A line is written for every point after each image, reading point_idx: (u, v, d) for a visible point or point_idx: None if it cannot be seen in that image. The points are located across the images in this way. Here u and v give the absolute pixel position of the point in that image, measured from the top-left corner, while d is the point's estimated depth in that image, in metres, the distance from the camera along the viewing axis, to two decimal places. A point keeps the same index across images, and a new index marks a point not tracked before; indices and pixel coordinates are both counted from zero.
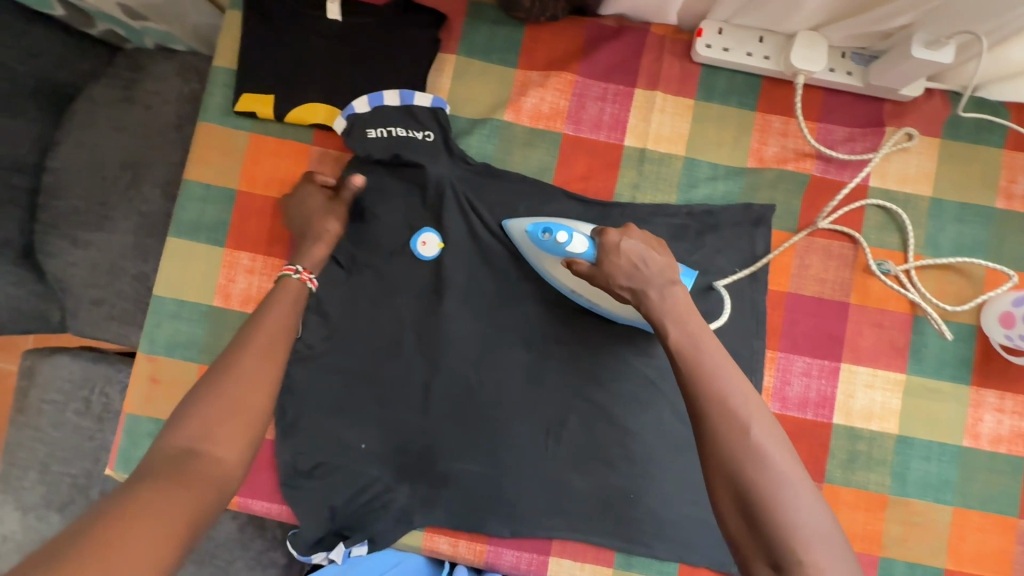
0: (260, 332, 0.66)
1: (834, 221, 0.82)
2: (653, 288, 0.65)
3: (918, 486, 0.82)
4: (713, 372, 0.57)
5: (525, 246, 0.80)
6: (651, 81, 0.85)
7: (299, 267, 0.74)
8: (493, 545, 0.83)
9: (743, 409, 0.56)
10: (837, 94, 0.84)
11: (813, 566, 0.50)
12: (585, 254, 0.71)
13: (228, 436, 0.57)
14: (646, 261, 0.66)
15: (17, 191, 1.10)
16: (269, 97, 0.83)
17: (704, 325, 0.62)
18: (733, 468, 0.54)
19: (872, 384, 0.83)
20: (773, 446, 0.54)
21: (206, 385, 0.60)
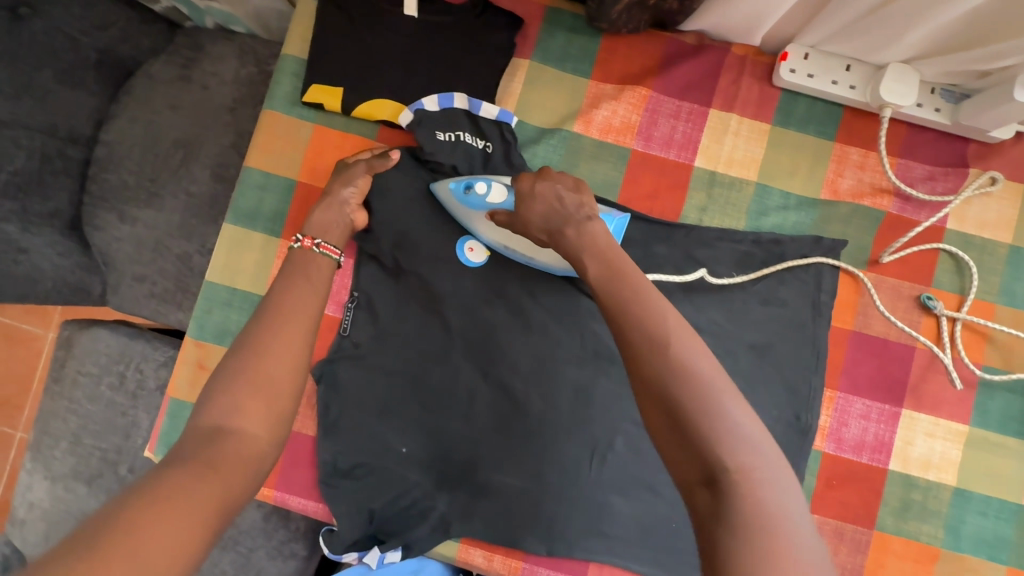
0: (282, 304, 0.63)
1: (901, 255, 0.80)
2: (570, 226, 0.63)
3: (972, 541, 0.79)
4: (633, 293, 0.54)
5: (453, 208, 0.79)
6: (727, 102, 0.82)
7: (299, 235, 0.71)
8: (529, 563, 0.81)
9: (663, 322, 0.51)
10: (920, 131, 0.81)
11: (748, 474, 0.44)
12: (503, 204, 0.74)
13: (256, 417, 0.55)
14: (564, 200, 0.65)
15: (70, 163, 1.10)
16: (339, 89, 0.81)
17: (622, 252, 0.59)
18: (656, 381, 0.48)
19: (932, 433, 0.80)
20: (698, 354, 0.49)
21: (233, 365, 0.57)
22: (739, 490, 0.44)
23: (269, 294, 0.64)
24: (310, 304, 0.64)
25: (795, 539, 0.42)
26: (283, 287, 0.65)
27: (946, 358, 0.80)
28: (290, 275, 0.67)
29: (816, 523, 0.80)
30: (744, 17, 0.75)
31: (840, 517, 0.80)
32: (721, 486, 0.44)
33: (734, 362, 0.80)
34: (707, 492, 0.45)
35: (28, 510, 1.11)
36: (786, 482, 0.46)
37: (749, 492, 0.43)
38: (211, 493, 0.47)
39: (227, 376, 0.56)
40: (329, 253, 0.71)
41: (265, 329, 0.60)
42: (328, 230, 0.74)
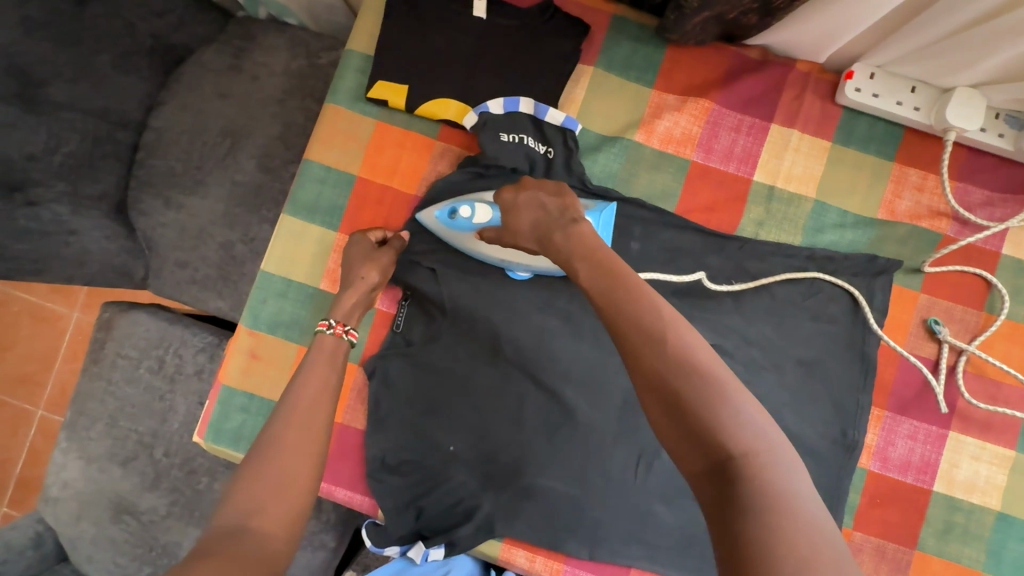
0: (301, 403, 0.65)
1: (937, 268, 0.81)
2: (557, 231, 0.61)
3: (1013, 566, 0.79)
4: (625, 289, 0.52)
5: (444, 235, 0.79)
6: (789, 118, 0.82)
7: (332, 320, 0.75)
8: (571, 566, 0.82)
9: (657, 313, 0.49)
10: (981, 155, 0.81)
11: (755, 460, 0.42)
12: (490, 223, 0.75)
13: (275, 516, 0.54)
14: (546, 205, 0.65)
15: (120, 147, 1.11)
16: (404, 87, 0.82)
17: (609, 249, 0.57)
18: (655, 376, 0.46)
19: (978, 457, 0.80)
20: (695, 343, 0.47)
21: (256, 459, 0.58)
22: (750, 479, 0.41)
23: (287, 393, 0.66)
24: (325, 401, 0.66)
25: (810, 523, 0.39)
26: (300, 387, 0.67)
27: (936, 387, 0.80)
28: (307, 368, 0.69)
29: (859, 540, 0.80)
30: (816, 35, 0.75)
31: (882, 535, 0.80)
32: (729, 474, 0.42)
33: (782, 376, 0.80)
34: (716, 483, 0.42)
35: (61, 488, 1.12)
36: (794, 468, 0.43)
37: (760, 478, 0.41)
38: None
39: (246, 474, 0.56)
40: (356, 340, 0.77)
41: (282, 428, 0.61)
42: (352, 313, 0.78)
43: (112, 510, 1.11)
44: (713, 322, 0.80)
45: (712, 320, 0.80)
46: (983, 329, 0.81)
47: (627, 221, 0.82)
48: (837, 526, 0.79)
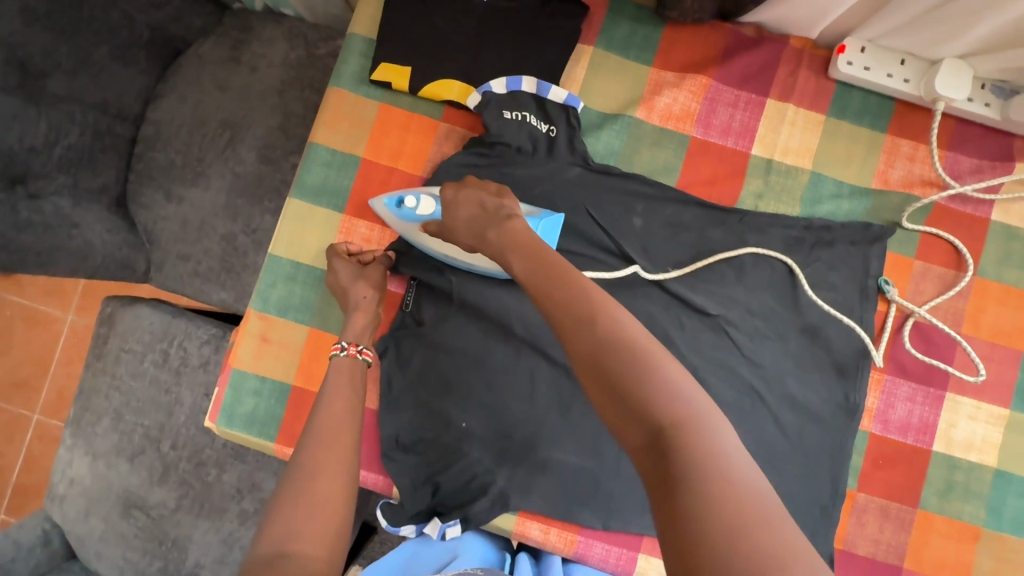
0: (325, 423, 0.66)
1: (921, 228, 0.83)
2: (491, 228, 0.62)
3: (1012, 521, 0.81)
4: (556, 278, 0.53)
5: (392, 223, 0.81)
6: (785, 92, 0.85)
7: (344, 343, 0.76)
8: (585, 537, 0.83)
9: (586, 296, 0.50)
10: (969, 125, 0.84)
11: (686, 424, 0.42)
12: (433, 215, 0.76)
13: (320, 538, 0.54)
14: (484, 201, 0.67)
15: (119, 140, 1.11)
16: (407, 68, 0.83)
17: (543, 242, 0.58)
18: (587, 356, 0.47)
19: (975, 416, 0.83)
20: (624, 321, 0.48)
21: (289, 487, 0.59)
22: (682, 444, 0.41)
23: (311, 419, 0.67)
24: (351, 422, 0.68)
25: (740, 475, 0.40)
26: (325, 412, 0.68)
27: (877, 355, 0.82)
28: (331, 391, 0.71)
29: (863, 501, 0.82)
30: (809, 10, 0.78)
31: (886, 495, 0.82)
32: (663, 442, 0.42)
33: (785, 345, 0.82)
34: (654, 453, 0.42)
35: (68, 486, 1.12)
36: (727, 434, 0.43)
37: (691, 443, 0.41)
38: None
39: (284, 499, 0.57)
40: (370, 359, 0.78)
41: (310, 451, 0.63)
42: (364, 332, 0.79)
43: (121, 505, 1.10)
44: (716, 294, 0.82)
45: (715, 291, 0.82)
46: (975, 293, 0.83)
47: (629, 198, 0.84)
48: (842, 488, 0.81)
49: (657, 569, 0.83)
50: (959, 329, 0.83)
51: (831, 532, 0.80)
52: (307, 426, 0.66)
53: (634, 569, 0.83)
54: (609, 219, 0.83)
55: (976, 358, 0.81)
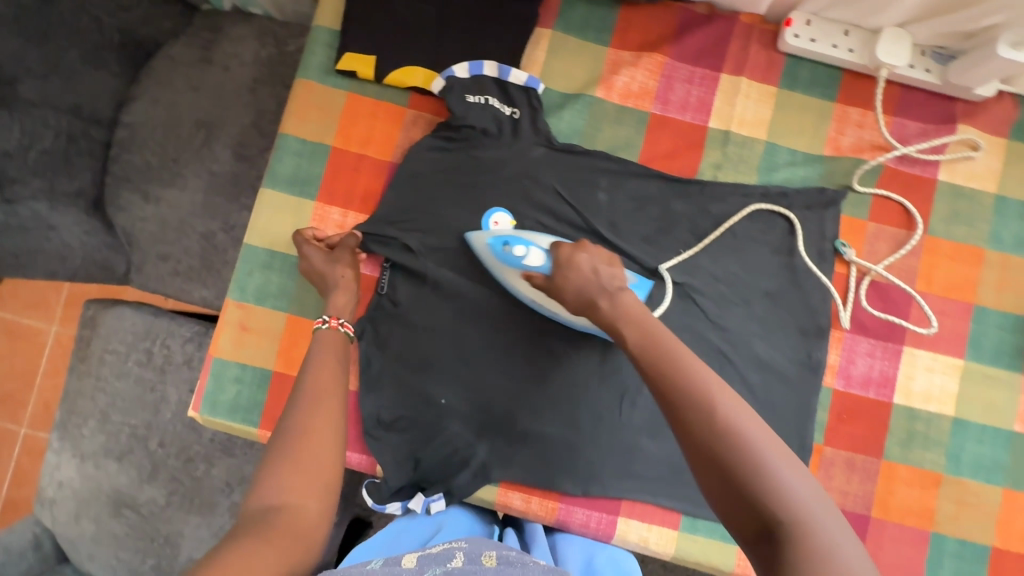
0: (312, 388, 0.69)
1: (870, 191, 0.87)
2: (601, 297, 0.65)
3: (971, 466, 0.85)
4: (672, 361, 0.57)
5: (487, 258, 0.81)
6: (737, 67, 0.88)
7: (326, 316, 0.78)
8: (565, 504, 0.85)
9: (702, 383, 0.54)
10: (913, 91, 0.88)
11: (802, 522, 0.46)
12: (540, 268, 0.74)
13: (303, 497, 0.60)
14: (600, 273, 0.67)
15: (94, 144, 1.12)
16: (372, 58, 0.86)
17: (655, 321, 0.62)
18: (703, 440, 0.51)
19: (932, 368, 0.86)
20: (743, 414, 0.52)
21: (279, 448, 0.63)
22: (801, 538, 0.46)
23: (298, 387, 0.70)
24: (337, 383, 0.71)
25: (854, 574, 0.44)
26: (311, 379, 0.71)
27: (843, 312, 0.86)
28: (315, 360, 0.73)
29: (830, 455, 0.86)
30: None
31: (852, 448, 0.86)
32: (778, 537, 0.46)
33: (749, 308, 0.85)
34: (768, 544, 0.47)
35: (57, 489, 1.13)
36: (841, 532, 0.47)
37: (811, 536, 0.46)
38: (275, 562, 0.52)
39: (275, 460, 0.62)
40: (351, 332, 0.80)
41: (299, 414, 0.66)
42: (346, 307, 0.81)
43: (111, 505, 1.11)
44: (681, 262, 0.85)
45: (680, 260, 0.85)
46: (926, 250, 0.87)
47: (593, 174, 0.87)
48: (808, 442, 0.84)
49: (637, 531, 0.85)
50: (913, 286, 0.87)
51: None
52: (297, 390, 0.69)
53: (614, 533, 0.85)
54: (575, 194, 0.86)
55: (929, 310, 0.85)
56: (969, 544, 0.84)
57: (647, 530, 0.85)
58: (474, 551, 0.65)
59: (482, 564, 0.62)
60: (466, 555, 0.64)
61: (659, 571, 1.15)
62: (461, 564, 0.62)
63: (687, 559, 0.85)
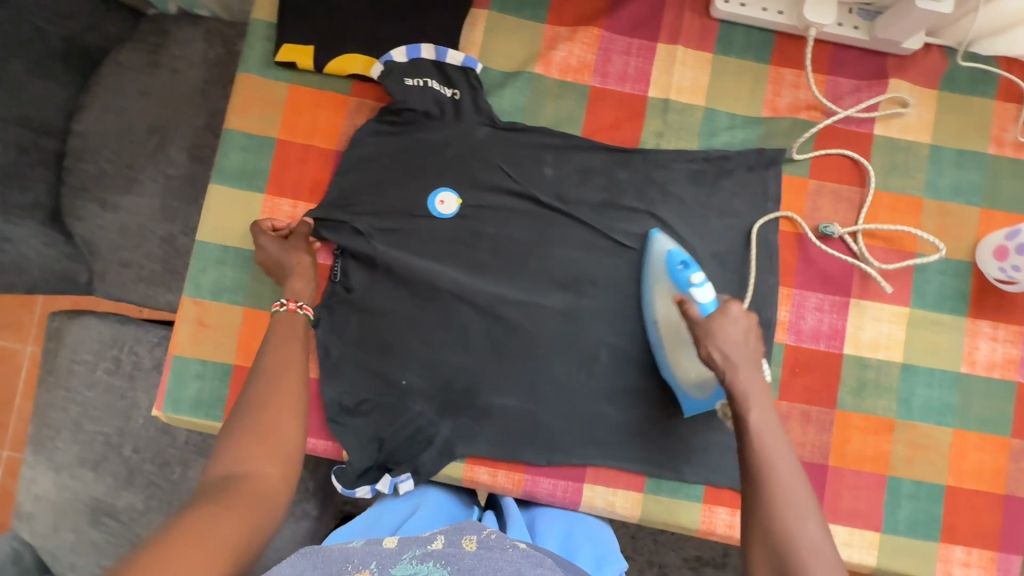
0: (271, 358, 0.70)
1: (809, 153, 0.89)
2: (740, 369, 0.68)
3: (922, 409, 0.88)
4: (776, 462, 0.62)
5: (653, 264, 0.84)
6: (672, 36, 0.90)
7: (284, 300, 0.77)
8: (531, 474, 0.87)
9: (795, 504, 0.59)
10: (844, 49, 0.90)
11: None
12: (701, 304, 0.74)
13: (263, 462, 0.61)
14: (751, 350, 0.69)
15: (46, 155, 1.11)
16: (310, 48, 0.87)
17: (778, 420, 0.65)
18: (773, 543, 0.58)
19: (879, 317, 0.89)
20: (824, 555, 0.57)
21: (238, 414, 0.65)
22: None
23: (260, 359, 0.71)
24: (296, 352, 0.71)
25: None
26: (271, 353, 0.71)
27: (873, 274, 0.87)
28: (273, 335, 0.73)
29: (785, 409, 0.88)
30: None
31: (806, 401, 0.88)
32: None
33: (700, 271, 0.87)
34: None
35: (34, 502, 1.12)
36: None
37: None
38: (234, 526, 0.53)
39: (234, 426, 0.63)
40: (312, 314, 0.79)
41: (258, 383, 0.68)
42: (303, 291, 0.81)
43: (89, 514, 1.11)
44: (629, 230, 0.87)
45: (628, 228, 0.87)
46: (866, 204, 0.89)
47: (538, 149, 0.88)
48: None
49: (603, 497, 0.87)
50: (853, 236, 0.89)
51: None
52: (259, 359, 0.70)
53: (581, 500, 0.87)
54: (521, 170, 0.87)
55: (931, 239, 0.86)
56: (925, 485, 0.87)
57: (613, 495, 0.87)
58: (455, 534, 0.62)
59: (462, 548, 0.59)
60: (446, 538, 0.61)
61: (650, 545, 1.18)
62: (441, 547, 0.59)
63: (652, 521, 0.87)
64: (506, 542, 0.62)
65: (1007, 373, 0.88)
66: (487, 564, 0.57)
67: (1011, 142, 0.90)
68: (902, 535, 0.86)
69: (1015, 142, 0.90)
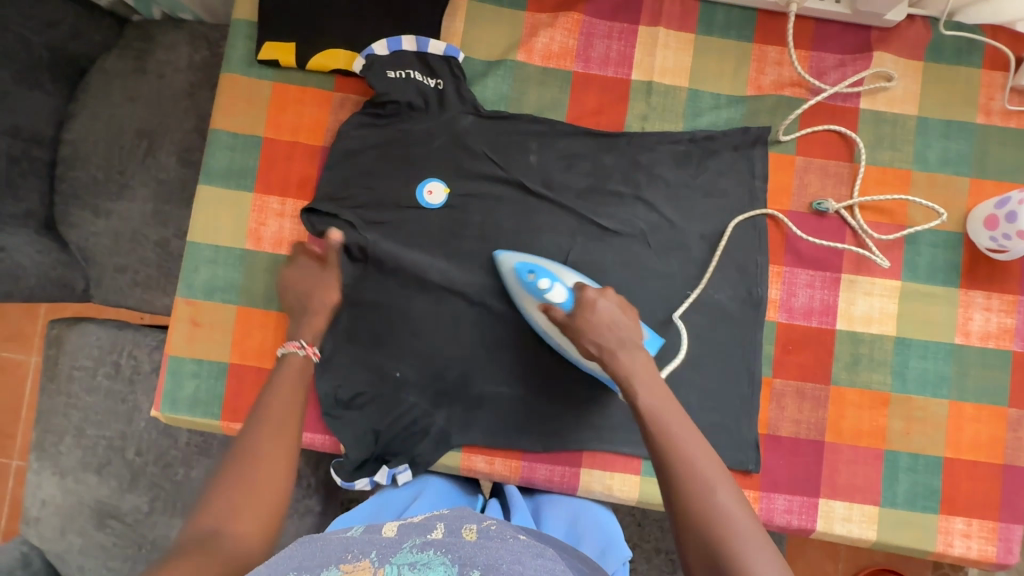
0: (274, 407, 0.68)
1: (797, 132, 0.89)
2: (619, 351, 0.70)
3: (917, 382, 0.88)
4: (673, 430, 0.62)
5: (509, 282, 0.83)
6: (654, 18, 0.90)
7: (302, 342, 0.76)
8: (528, 461, 0.87)
9: (698, 467, 0.59)
10: (827, 24, 0.90)
11: None
12: (563, 303, 0.76)
13: (249, 518, 0.58)
14: (622, 330, 0.71)
15: (38, 163, 1.12)
16: (292, 45, 0.87)
17: (667, 391, 0.67)
18: (691, 511, 0.57)
19: (871, 292, 0.89)
20: (732, 504, 0.57)
21: (231, 465, 0.62)
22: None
23: (259, 404, 0.69)
24: (297, 405, 0.70)
25: None
26: (272, 405, 0.68)
27: (876, 257, 0.87)
28: (279, 380, 0.72)
29: (780, 386, 0.88)
30: None
31: (800, 377, 0.88)
32: None
33: (688, 252, 0.87)
34: None
35: (41, 507, 1.14)
36: None
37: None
38: None
39: (226, 477, 0.61)
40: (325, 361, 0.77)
41: (256, 431, 0.65)
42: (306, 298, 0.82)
43: (95, 517, 1.13)
44: (617, 214, 0.87)
45: (616, 213, 0.87)
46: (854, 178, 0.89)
47: (523, 136, 0.88)
48: (757, 376, 0.86)
49: (600, 481, 0.87)
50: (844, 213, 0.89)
51: (752, 418, 0.86)
52: (261, 404, 0.68)
53: (579, 485, 0.87)
54: (506, 158, 0.87)
55: (933, 206, 0.87)
56: (923, 458, 0.87)
57: (611, 479, 0.87)
58: (455, 522, 0.58)
59: (462, 537, 0.55)
60: (446, 525, 0.57)
61: (656, 531, 1.18)
62: (441, 536, 0.56)
63: (651, 502, 0.87)
64: (508, 533, 0.58)
65: (1002, 343, 0.88)
66: (487, 553, 0.53)
67: (998, 111, 0.89)
68: (901, 508, 0.86)
69: (1003, 110, 0.89)
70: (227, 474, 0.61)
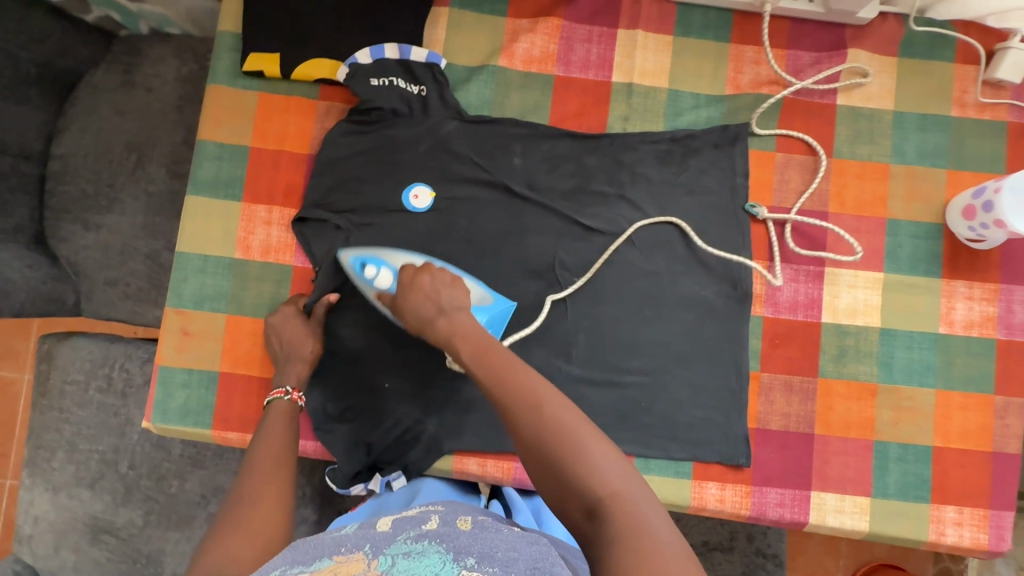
0: (262, 455, 0.70)
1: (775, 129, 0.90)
2: (437, 318, 0.66)
3: (903, 372, 0.89)
4: (498, 372, 0.59)
5: (352, 281, 0.85)
6: (632, 21, 0.92)
7: (289, 389, 0.80)
8: (520, 462, 0.87)
9: (525, 395, 0.56)
10: (801, 23, 0.92)
11: (616, 493, 0.51)
12: (388, 287, 0.78)
13: (254, 553, 0.57)
14: (439, 294, 0.67)
15: (26, 178, 1.13)
16: (276, 55, 0.88)
17: (490, 337, 0.63)
18: (531, 439, 0.54)
19: (855, 284, 0.90)
20: (562, 412, 0.55)
21: (229, 512, 0.62)
22: (607, 516, 0.50)
23: (249, 456, 0.71)
24: (288, 452, 0.72)
25: (660, 542, 0.48)
26: (262, 454, 0.70)
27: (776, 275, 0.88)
28: (266, 430, 0.75)
29: (768, 380, 0.89)
30: None
31: (788, 370, 0.89)
32: (598, 511, 0.51)
33: (672, 250, 0.88)
34: (593, 520, 0.51)
35: (34, 524, 1.13)
36: (656, 509, 0.51)
37: (618, 513, 0.50)
38: None
39: (224, 522, 0.60)
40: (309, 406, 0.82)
41: (250, 478, 0.67)
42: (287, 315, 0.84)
43: (89, 533, 1.12)
44: (601, 214, 0.88)
45: (600, 213, 0.88)
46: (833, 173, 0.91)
47: (506, 139, 0.89)
48: (745, 371, 0.87)
49: None
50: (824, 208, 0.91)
51: (742, 413, 0.87)
52: (251, 452, 0.71)
53: None
54: (490, 161, 0.88)
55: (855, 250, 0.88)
56: (912, 447, 0.88)
57: None
58: (450, 514, 0.58)
59: (456, 527, 0.55)
60: (441, 517, 0.57)
61: None
62: (435, 527, 0.55)
63: None
64: (503, 526, 0.57)
65: (986, 331, 0.89)
66: (482, 541, 0.52)
67: (973, 103, 0.91)
68: (892, 498, 0.87)
69: (977, 103, 0.91)
70: (225, 519, 0.60)
